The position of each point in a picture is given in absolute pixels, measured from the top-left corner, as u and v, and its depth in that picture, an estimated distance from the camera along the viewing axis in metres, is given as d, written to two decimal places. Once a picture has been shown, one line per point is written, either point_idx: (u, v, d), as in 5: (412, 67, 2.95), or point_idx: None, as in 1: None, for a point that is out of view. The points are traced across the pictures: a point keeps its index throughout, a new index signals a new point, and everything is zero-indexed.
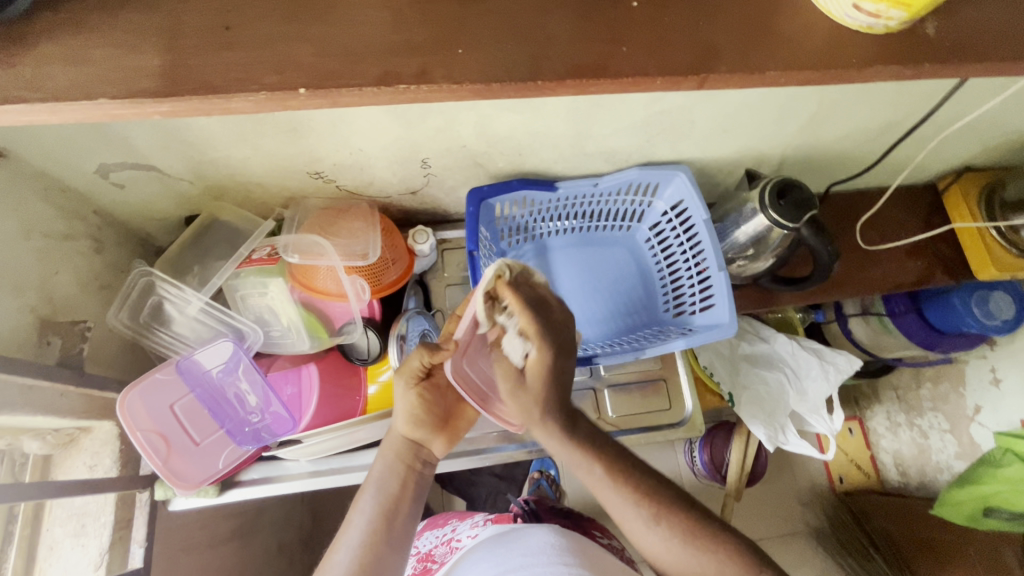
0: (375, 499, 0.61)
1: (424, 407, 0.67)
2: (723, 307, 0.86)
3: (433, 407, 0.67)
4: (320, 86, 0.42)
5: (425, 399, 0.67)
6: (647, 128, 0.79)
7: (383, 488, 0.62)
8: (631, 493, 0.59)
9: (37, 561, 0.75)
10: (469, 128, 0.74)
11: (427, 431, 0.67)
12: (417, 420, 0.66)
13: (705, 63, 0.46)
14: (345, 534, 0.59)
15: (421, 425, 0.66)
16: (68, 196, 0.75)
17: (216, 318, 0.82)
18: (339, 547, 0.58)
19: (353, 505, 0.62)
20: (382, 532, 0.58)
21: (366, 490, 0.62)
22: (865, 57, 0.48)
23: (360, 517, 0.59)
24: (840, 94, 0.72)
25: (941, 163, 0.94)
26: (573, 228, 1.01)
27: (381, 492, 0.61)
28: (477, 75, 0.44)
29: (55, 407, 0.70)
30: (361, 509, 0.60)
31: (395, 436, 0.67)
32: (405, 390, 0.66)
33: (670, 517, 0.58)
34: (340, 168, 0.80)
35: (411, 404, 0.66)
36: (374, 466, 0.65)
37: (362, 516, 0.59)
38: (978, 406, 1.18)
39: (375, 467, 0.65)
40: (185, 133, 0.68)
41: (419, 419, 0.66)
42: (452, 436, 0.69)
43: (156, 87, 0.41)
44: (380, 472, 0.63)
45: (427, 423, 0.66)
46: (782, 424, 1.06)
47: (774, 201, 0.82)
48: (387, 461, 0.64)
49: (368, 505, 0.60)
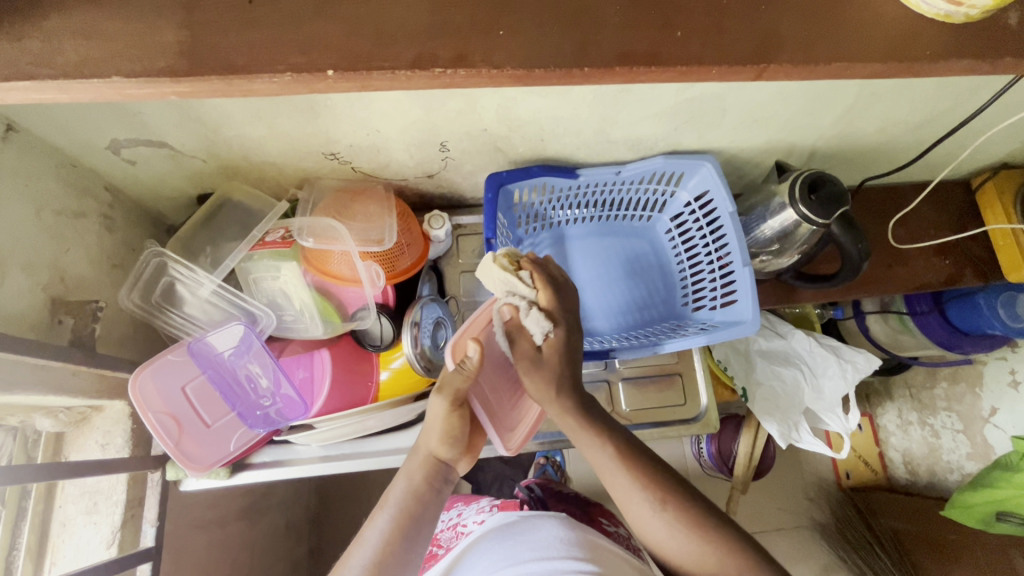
0: (391, 518, 0.57)
1: (461, 426, 0.61)
2: (746, 303, 0.84)
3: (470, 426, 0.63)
4: (350, 68, 0.40)
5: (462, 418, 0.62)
6: (677, 116, 0.76)
7: (402, 506, 0.57)
8: (645, 493, 0.58)
9: (50, 536, 0.76)
10: (492, 111, 0.71)
11: (457, 450, 0.62)
12: (450, 437, 0.61)
13: (768, 52, 0.44)
14: (356, 549, 0.55)
15: (452, 445, 0.61)
16: (80, 172, 0.74)
17: (228, 301, 0.81)
18: (349, 561, 0.54)
19: (368, 520, 0.58)
20: (397, 553, 0.54)
21: (383, 507, 0.58)
22: (939, 49, 0.44)
23: (372, 535, 0.56)
24: (884, 86, 0.69)
25: (981, 158, 0.90)
26: (591, 217, 0.99)
27: (399, 511, 0.57)
28: (517, 61, 0.42)
29: (65, 386, 0.69)
30: (375, 527, 0.56)
31: (421, 451, 0.62)
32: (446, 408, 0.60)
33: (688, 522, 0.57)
34: (356, 149, 0.78)
35: (448, 421, 0.60)
36: (395, 483, 0.60)
37: (375, 533, 0.56)
38: (994, 407, 1.13)
39: (396, 482, 0.60)
40: (199, 110, 0.66)
41: (454, 436, 0.61)
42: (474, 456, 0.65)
43: (174, 66, 0.39)
44: (400, 493, 0.59)
45: (461, 442, 0.62)
46: (796, 421, 1.05)
47: (804, 195, 0.78)
48: (410, 480, 0.59)
49: (383, 522, 0.56)
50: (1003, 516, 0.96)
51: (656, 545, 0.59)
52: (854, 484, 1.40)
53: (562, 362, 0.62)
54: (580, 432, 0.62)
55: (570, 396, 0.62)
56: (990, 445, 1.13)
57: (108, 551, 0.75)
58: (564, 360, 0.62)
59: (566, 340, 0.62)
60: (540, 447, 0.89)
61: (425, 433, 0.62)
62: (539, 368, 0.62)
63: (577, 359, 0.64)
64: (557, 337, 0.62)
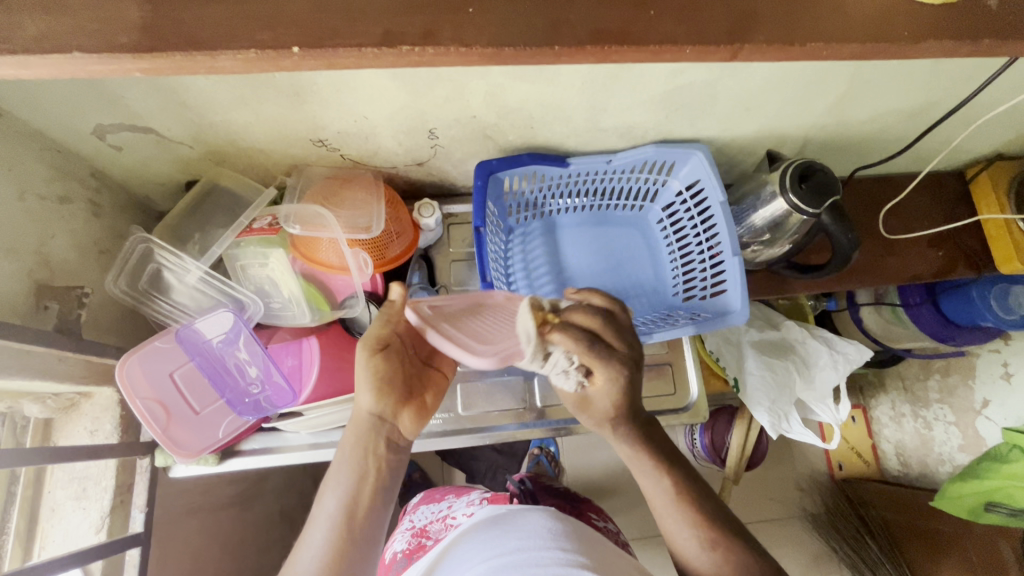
0: (336, 499, 0.56)
1: (389, 373, 0.60)
2: (736, 293, 0.84)
3: (398, 372, 0.60)
4: (317, 45, 0.40)
5: (388, 365, 0.60)
6: (666, 104, 0.75)
7: (345, 485, 0.57)
8: None
9: (39, 521, 0.76)
10: (480, 98, 0.71)
11: (392, 403, 0.60)
12: (381, 390, 0.59)
13: (743, 31, 0.43)
14: (308, 532, 0.56)
15: (385, 398, 0.59)
16: (64, 157, 0.73)
17: (216, 288, 0.81)
18: (303, 545, 0.55)
19: (315, 503, 0.58)
20: (344, 532, 0.55)
21: (329, 484, 0.58)
22: (916, 30, 0.44)
23: (321, 516, 0.56)
24: (874, 73, 0.68)
25: (975, 148, 0.89)
26: (583, 207, 0.98)
27: (342, 492, 0.57)
28: (489, 37, 0.41)
29: (52, 371, 0.69)
30: (323, 507, 0.57)
31: (358, 412, 0.60)
32: (367, 357, 0.59)
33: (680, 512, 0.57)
34: (344, 136, 0.77)
35: (371, 368, 0.59)
36: (336, 459, 0.59)
37: (323, 513, 0.56)
38: (986, 400, 1.13)
39: (338, 455, 0.59)
40: (182, 93, 0.65)
41: (382, 387, 0.59)
42: (421, 412, 0.62)
43: (137, 41, 0.39)
44: (341, 468, 0.58)
45: (394, 396, 0.60)
46: (786, 411, 1.04)
47: (795, 184, 0.78)
48: (348, 453, 0.58)
49: (331, 501, 0.57)
50: (992, 506, 0.96)
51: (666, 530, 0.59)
52: (847, 476, 1.40)
53: (614, 405, 0.57)
54: (633, 458, 0.61)
55: (628, 425, 0.59)
56: (982, 437, 1.13)
57: (97, 536, 0.76)
58: (619, 400, 0.57)
59: (618, 385, 0.55)
60: (533, 435, 0.89)
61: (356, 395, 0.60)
62: (589, 405, 0.59)
63: (634, 394, 0.57)
64: (608, 385, 0.55)
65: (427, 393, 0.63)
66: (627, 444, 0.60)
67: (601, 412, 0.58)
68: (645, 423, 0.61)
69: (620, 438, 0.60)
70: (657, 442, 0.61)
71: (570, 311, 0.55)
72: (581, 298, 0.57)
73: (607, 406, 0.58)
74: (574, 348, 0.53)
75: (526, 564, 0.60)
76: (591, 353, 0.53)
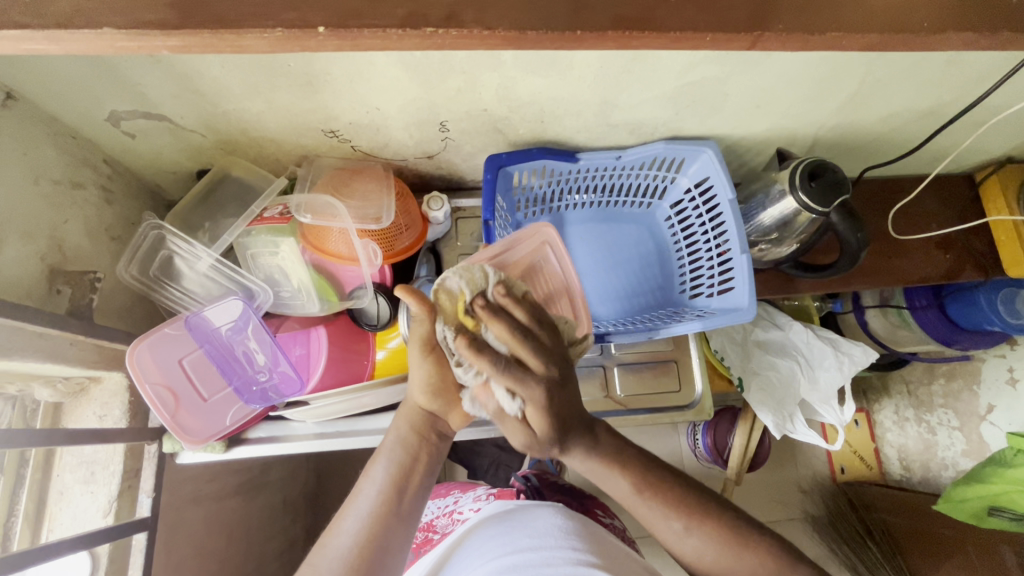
0: (386, 468, 0.58)
1: (442, 375, 0.61)
2: (743, 291, 0.84)
3: (451, 375, 0.61)
4: (342, 25, 0.40)
5: (442, 367, 0.61)
6: (677, 100, 0.75)
7: (395, 457, 0.59)
8: None
9: (48, 504, 0.77)
10: (492, 91, 0.71)
11: (443, 403, 0.62)
12: (433, 389, 0.61)
13: (763, 18, 0.44)
14: (353, 502, 0.56)
15: (438, 397, 0.61)
16: (78, 142, 0.74)
17: (226, 275, 0.81)
18: (346, 515, 0.55)
19: (362, 474, 0.59)
20: (391, 506, 0.55)
21: (378, 459, 0.59)
22: (935, 22, 0.44)
23: (370, 487, 0.57)
24: (887, 71, 0.68)
25: (985, 151, 0.89)
26: (591, 203, 0.98)
27: (393, 463, 0.58)
28: (512, 22, 0.42)
29: (63, 355, 0.70)
30: (372, 477, 0.57)
31: (410, 403, 0.63)
32: (421, 358, 0.60)
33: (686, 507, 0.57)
34: (355, 127, 0.77)
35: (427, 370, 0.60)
36: (387, 436, 0.61)
37: (372, 484, 0.57)
38: (990, 406, 1.13)
39: (388, 436, 0.61)
40: (197, 81, 0.66)
41: (436, 389, 0.61)
42: (470, 411, 0.64)
43: (165, 18, 0.39)
44: (393, 445, 0.60)
45: (447, 394, 0.61)
46: (790, 412, 1.05)
47: (805, 183, 0.78)
48: (400, 432, 0.61)
49: (381, 473, 0.57)
50: (996, 511, 0.95)
51: (657, 531, 0.60)
52: (848, 480, 1.40)
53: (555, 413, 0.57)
54: (599, 471, 0.61)
55: (576, 436, 0.59)
56: (986, 442, 1.13)
57: (104, 520, 0.76)
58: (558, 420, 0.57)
59: (547, 404, 0.55)
60: None
61: (410, 389, 0.62)
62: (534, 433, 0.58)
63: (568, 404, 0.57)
64: (534, 406, 0.55)
65: None
66: (584, 458, 0.60)
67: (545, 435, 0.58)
68: (591, 428, 0.61)
69: (576, 455, 0.61)
70: (610, 445, 0.61)
71: (491, 317, 0.55)
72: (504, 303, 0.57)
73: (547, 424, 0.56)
74: (489, 364, 0.54)
75: (537, 560, 0.60)
76: (515, 371, 0.55)
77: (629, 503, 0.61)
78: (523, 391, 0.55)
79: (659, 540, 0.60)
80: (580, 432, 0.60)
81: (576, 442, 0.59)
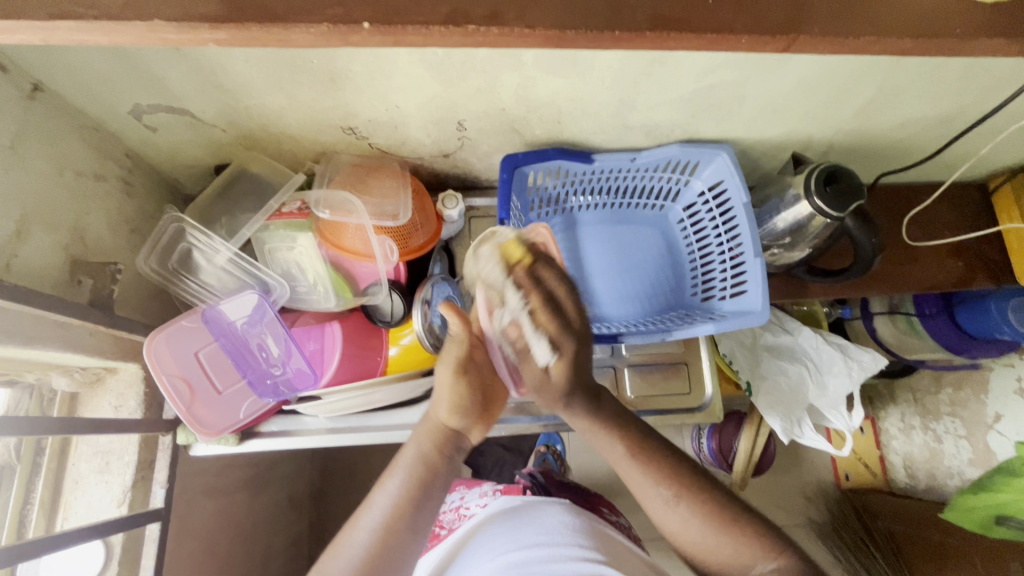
0: (402, 484, 0.57)
1: (469, 393, 0.61)
2: (756, 294, 0.84)
3: (478, 391, 0.62)
4: (384, 22, 0.41)
5: (469, 384, 0.62)
6: (695, 103, 0.75)
7: (412, 472, 0.57)
8: (662, 479, 0.58)
9: (63, 492, 0.77)
10: (512, 90, 0.71)
11: (468, 419, 0.62)
12: (459, 405, 0.61)
13: (796, 23, 0.44)
14: (365, 513, 0.56)
15: (462, 413, 0.61)
16: (101, 135, 0.75)
17: (243, 270, 0.82)
18: (358, 525, 0.55)
19: (377, 484, 0.58)
20: (406, 520, 0.55)
21: (393, 472, 0.58)
22: (970, 27, 0.45)
23: (383, 499, 0.56)
24: (907, 78, 0.69)
25: (999, 160, 0.89)
26: (604, 205, 0.99)
27: (411, 478, 0.57)
28: (549, 21, 0.42)
29: (82, 345, 0.71)
30: (386, 490, 0.57)
31: (433, 418, 0.62)
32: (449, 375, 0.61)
33: (702, 506, 0.57)
34: (375, 124, 0.78)
35: (455, 389, 0.61)
36: (405, 449, 0.60)
37: (385, 497, 0.56)
38: (999, 414, 1.12)
39: (406, 449, 0.60)
40: (222, 75, 0.67)
41: (461, 407, 0.61)
42: (489, 423, 0.64)
43: (213, 12, 0.40)
44: (410, 458, 0.59)
45: (472, 411, 0.62)
46: (799, 417, 1.04)
47: (819, 187, 0.78)
48: (421, 447, 0.59)
49: (396, 487, 0.56)
50: (1003, 520, 0.94)
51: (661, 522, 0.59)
52: (853, 486, 1.41)
53: (575, 370, 0.57)
54: (600, 438, 0.61)
55: (580, 398, 0.59)
56: (993, 451, 1.12)
57: (118, 509, 0.77)
58: (575, 376, 0.57)
59: (575, 360, 0.57)
60: (544, 428, 0.89)
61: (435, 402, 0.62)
62: (547, 383, 0.58)
63: (590, 367, 0.59)
64: (566, 360, 0.56)
65: (496, 406, 0.65)
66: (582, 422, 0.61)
67: (555, 385, 0.58)
68: (597, 393, 0.61)
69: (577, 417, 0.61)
70: (611, 410, 0.62)
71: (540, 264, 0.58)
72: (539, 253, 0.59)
73: (566, 376, 0.57)
74: (537, 297, 0.56)
75: (546, 557, 0.59)
76: (552, 309, 0.56)
77: (635, 490, 0.60)
78: (557, 336, 0.56)
79: (667, 535, 0.59)
80: (590, 393, 0.60)
81: (582, 401, 0.59)
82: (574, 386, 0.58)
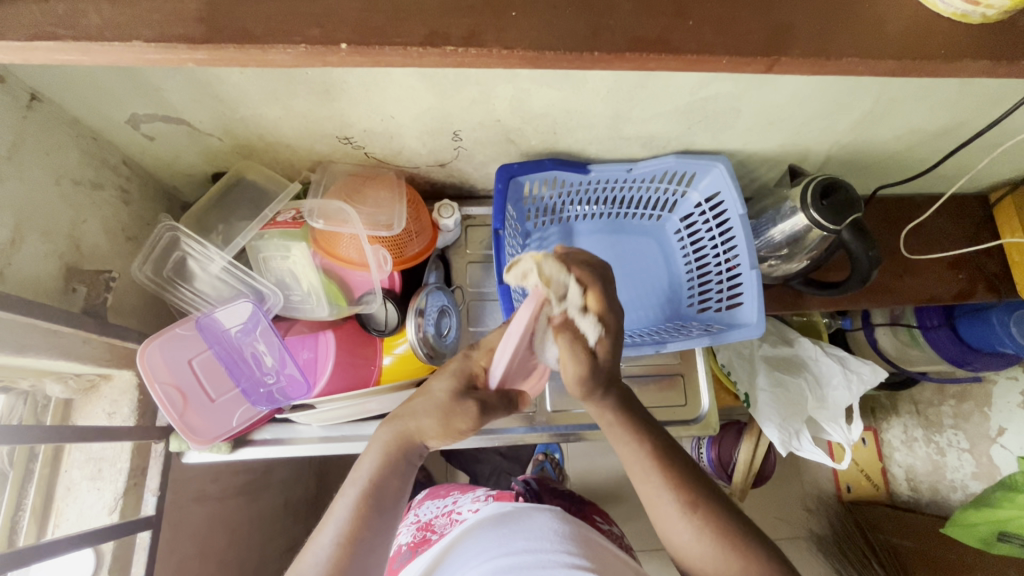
0: (359, 495, 0.54)
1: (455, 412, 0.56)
2: (752, 307, 0.83)
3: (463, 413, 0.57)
4: (364, 42, 0.41)
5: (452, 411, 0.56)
6: (689, 115, 0.75)
7: (371, 482, 0.55)
8: (663, 496, 0.56)
9: (56, 499, 0.78)
10: (506, 102, 0.71)
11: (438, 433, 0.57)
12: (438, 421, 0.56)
13: (780, 44, 0.44)
14: (326, 525, 0.53)
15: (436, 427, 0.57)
16: (98, 144, 0.75)
17: (237, 278, 0.82)
18: (320, 537, 0.52)
19: (337, 494, 0.55)
20: (361, 534, 0.52)
21: (352, 482, 0.55)
22: (955, 48, 0.45)
23: (340, 509, 0.53)
24: (901, 92, 0.68)
25: (1000, 172, 0.89)
26: (600, 214, 0.99)
27: (369, 488, 0.54)
28: (530, 42, 0.42)
29: (76, 352, 0.71)
30: (343, 501, 0.54)
31: (403, 426, 0.57)
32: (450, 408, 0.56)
33: (703, 521, 0.55)
34: (370, 134, 0.78)
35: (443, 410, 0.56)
36: (367, 458, 0.57)
37: (342, 508, 0.53)
38: (1002, 428, 1.11)
39: (368, 455, 0.57)
40: (216, 86, 0.67)
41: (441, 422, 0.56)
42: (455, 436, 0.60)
43: (193, 33, 0.40)
44: (370, 469, 0.56)
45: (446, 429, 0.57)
46: (797, 429, 1.01)
47: (816, 200, 0.77)
48: (384, 458, 0.56)
49: (352, 498, 0.54)
50: (1005, 536, 0.92)
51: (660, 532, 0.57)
52: (854, 498, 1.38)
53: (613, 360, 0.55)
54: (612, 430, 0.59)
55: (613, 391, 0.57)
56: (997, 465, 1.11)
57: (109, 517, 0.77)
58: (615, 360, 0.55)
59: (617, 339, 0.55)
60: (540, 439, 0.88)
61: (414, 413, 0.57)
62: (594, 374, 0.54)
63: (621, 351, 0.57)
64: (610, 338, 0.54)
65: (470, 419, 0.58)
66: (611, 410, 0.58)
67: (597, 372, 0.54)
68: (624, 391, 0.60)
69: (603, 409, 0.58)
70: (631, 409, 0.60)
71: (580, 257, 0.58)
72: (578, 256, 0.60)
73: (610, 359, 0.55)
74: (591, 282, 0.55)
75: (529, 562, 0.60)
76: (603, 292, 0.54)
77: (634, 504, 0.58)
78: (604, 316, 0.54)
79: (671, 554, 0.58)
80: None
81: (613, 392, 0.57)
82: (610, 373, 0.56)
